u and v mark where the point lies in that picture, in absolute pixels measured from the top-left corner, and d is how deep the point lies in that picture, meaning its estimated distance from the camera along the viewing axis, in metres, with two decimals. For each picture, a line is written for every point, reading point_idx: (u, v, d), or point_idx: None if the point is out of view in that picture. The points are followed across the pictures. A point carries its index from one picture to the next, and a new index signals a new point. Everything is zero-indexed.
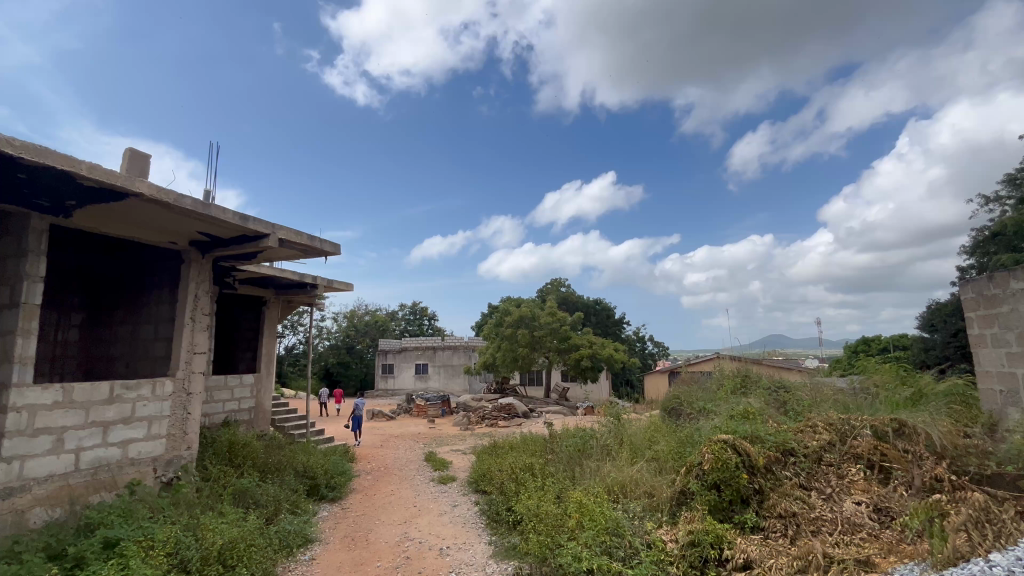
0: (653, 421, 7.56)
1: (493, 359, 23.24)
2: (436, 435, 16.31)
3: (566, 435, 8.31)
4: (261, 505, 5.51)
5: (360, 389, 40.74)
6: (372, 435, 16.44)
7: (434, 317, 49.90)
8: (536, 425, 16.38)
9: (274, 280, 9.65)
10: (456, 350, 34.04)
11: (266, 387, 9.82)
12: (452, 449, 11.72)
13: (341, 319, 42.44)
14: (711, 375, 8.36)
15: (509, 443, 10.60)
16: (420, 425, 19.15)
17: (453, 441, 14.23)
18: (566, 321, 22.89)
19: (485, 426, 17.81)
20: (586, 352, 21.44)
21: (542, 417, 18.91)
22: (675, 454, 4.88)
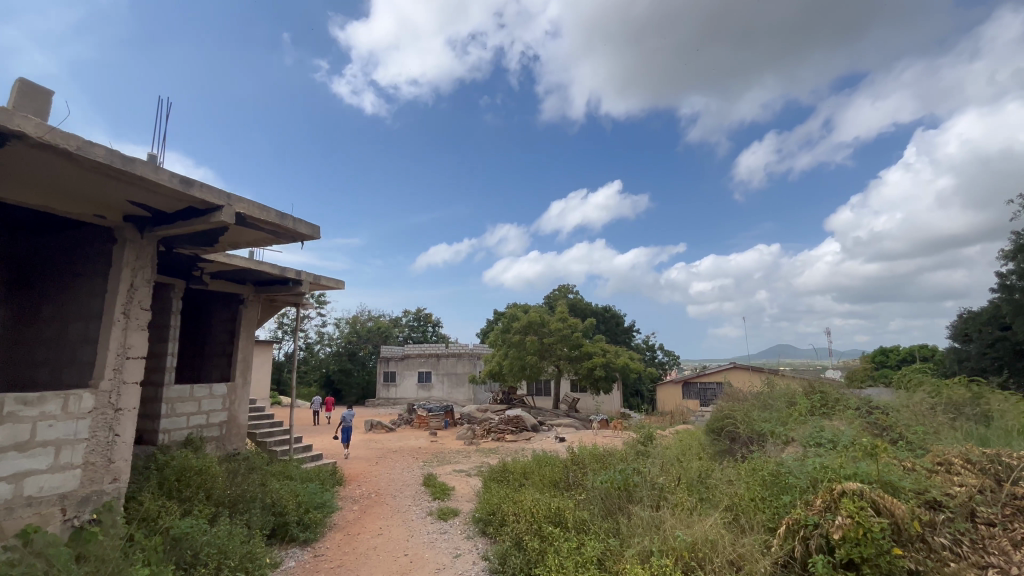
0: (700, 447, 6.20)
1: (500, 368, 21.90)
2: (438, 450, 14.98)
3: (591, 461, 6.93)
4: (201, 559, 4.18)
5: (361, 398, 39.44)
6: (368, 450, 15.10)
7: (438, 324, 48.62)
8: (547, 442, 14.94)
9: (252, 274, 8.39)
10: (461, 357, 32.69)
11: (242, 398, 8.52)
12: (454, 470, 10.34)
13: (343, 325, 41.27)
14: (765, 389, 6.98)
15: (520, 464, 9.22)
16: (421, 438, 17.79)
17: (457, 458, 12.84)
18: (578, 328, 21.51)
19: (491, 441, 16.44)
20: (599, 360, 20.03)
21: (552, 431, 17.49)
22: (762, 503, 3.49)
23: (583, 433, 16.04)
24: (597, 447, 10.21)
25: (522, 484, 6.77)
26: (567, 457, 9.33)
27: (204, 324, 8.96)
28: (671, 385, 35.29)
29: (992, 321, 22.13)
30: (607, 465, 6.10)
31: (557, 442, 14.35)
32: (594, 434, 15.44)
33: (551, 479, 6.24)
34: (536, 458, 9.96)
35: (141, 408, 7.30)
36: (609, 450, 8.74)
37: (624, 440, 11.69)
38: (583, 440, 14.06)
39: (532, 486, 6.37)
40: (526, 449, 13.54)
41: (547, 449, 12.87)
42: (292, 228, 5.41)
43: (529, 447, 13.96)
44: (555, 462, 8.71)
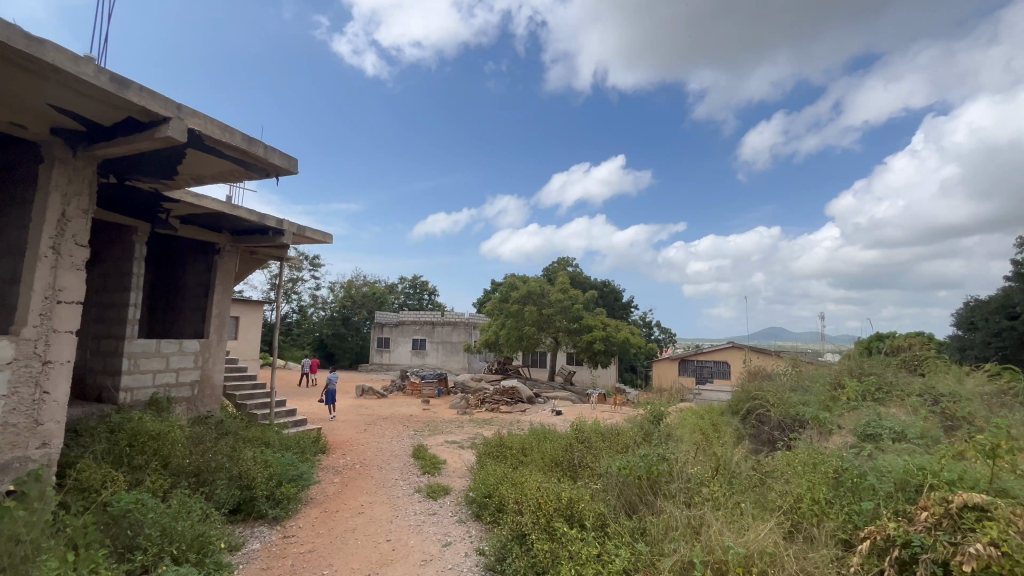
0: (721, 430, 5.57)
1: (496, 337, 21.31)
2: (430, 419, 14.48)
3: (599, 440, 6.29)
4: (141, 542, 3.50)
5: (354, 362, 39.10)
6: (358, 416, 14.56)
7: (434, 292, 47.90)
8: (543, 414, 14.41)
9: (228, 221, 7.50)
10: (456, 326, 32.09)
11: (217, 356, 7.79)
12: (446, 441, 9.77)
13: (337, 289, 40.51)
14: (794, 370, 6.27)
15: (516, 439, 8.61)
16: (412, 406, 17.29)
17: (449, 428, 12.29)
18: (579, 300, 20.79)
19: (485, 411, 15.93)
20: (599, 334, 19.38)
21: (548, 404, 16.99)
22: (838, 510, 2.87)
23: (580, 407, 15.52)
24: (600, 423, 9.59)
25: (521, 463, 6.16)
26: (568, 434, 8.72)
27: (177, 275, 8.15)
28: (667, 361, 34.93)
29: (1001, 310, 21.51)
30: (619, 448, 5.45)
31: (553, 416, 13.79)
32: (592, 409, 14.91)
33: (555, 461, 5.61)
34: (533, 432, 9.37)
35: (100, 363, 6.56)
36: (613, 429, 8.13)
37: (627, 417, 11.11)
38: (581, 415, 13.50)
39: (534, 467, 5.75)
40: (521, 422, 13.00)
41: (543, 422, 12.32)
42: (263, 157, 4.53)
43: (525, 420, 13.42)
44: (554, 437, 8.10)
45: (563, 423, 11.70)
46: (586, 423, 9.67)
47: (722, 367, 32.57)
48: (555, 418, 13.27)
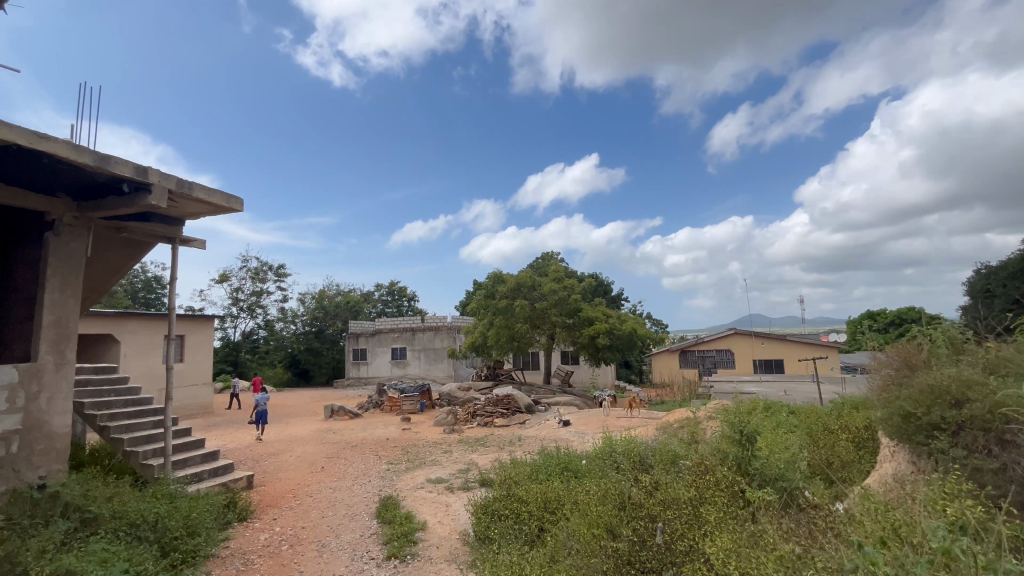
0: (927, 490, 3.09)
1: (484, 340, 18.73)
2: (410, 442, 11.78)
3: (690, 492, 3.78)
4: None
5: (331, 378, 35.99)
6: (320, 446, 11.72)
7: (414, 298, 44.90)
8: (548, 429, 11.77)
9: (54, 170, 4.71)
10: (438, 331, 29.29)
11: (61, 388, 5.01)
12: (429, 482, 7.07)
13: (307, 300, 37.30)
14: (988, 356, 3.85)
15: (529, 479, 5.96)
16: (390, 427, 14.49)
17: (434, 457, 9.56)
18: (575, 289, 18.22)
19: (477, 428, 13.25)
20: (603, 326, 16.80)
21: (551, 412, 14.37)
22: None
23: (591, 416, 12.96)
24: (640, 449, 7.02)
25: (562, 552, 3.60)
26: (603, 470, 6.13)
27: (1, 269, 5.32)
28: (667, 354, 32.68)
29: None
30: (765, 536, 2.95)
31: (562, 431, 11.18)
32: (607, 418, 12.37)
33: (640, 562, 3.08)
34: (551, 463, 6.71)
35: None
36: (674, 462, 5.56)
37: (665, 431, 8.55)
38: (597, 429, 10.93)
39: (597, 566, 3.22)
40: (524, 441, 10.39)
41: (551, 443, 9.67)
42: None
43: (528, 438, 10.79)
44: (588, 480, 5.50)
45: (581, 443, 9.08)
46: (619, 449, 7.13)
47: (726, 356, 30.47)
48: (566, 434, 10.65)
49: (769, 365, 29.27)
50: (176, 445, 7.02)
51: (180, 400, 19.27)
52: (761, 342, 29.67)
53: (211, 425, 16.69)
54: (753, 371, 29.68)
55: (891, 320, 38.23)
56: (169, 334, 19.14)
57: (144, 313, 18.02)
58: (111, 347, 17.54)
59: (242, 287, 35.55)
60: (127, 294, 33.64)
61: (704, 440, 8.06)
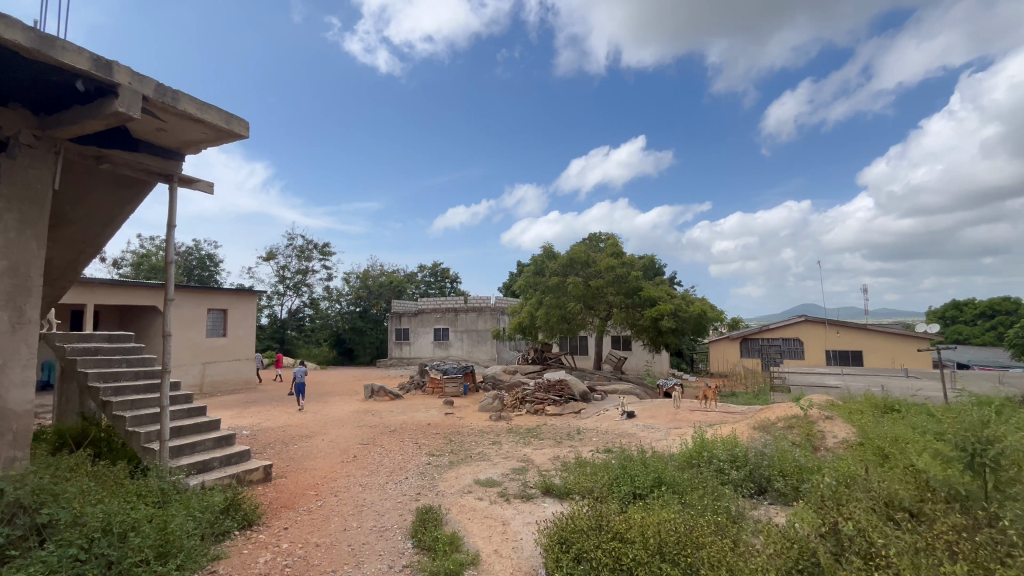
0: None
1: (532, 320, 17.28)
2: (453, 429, 10.59)
3: None
4: None
5: (374, 357, 35.78)
6: (356, 429, 10.68)
7: (457, 279, 44.03)
8: (611, 422, 10.18)
9: None
10: (482, 312, 28.17)
11: (20, 354, 3.94)
12: (477, 485, 5.67)
13: (352, 279, 37.11)
14: None
15: (613, 500, 4.43)
16: (432, 410, 13.39)
17: (481, 450, 8.21)
18: (636, 266, 16.33)
19: (527, 416, 11.86)
20: (667, 307, 14.89)
21: (609, 401, 12.82)
22: None
23: (659, 409, 11.24)
24: (754, 460, 5.32)
25: None
26: (711, 492, 4.51)
27: None
28: (727, 342, 30.13)
29: None
30: None
31: (628, 426, 9.56)
32: (679, 412, 10.62)
33: None
34: (636, 472, 5.16)
35: None
36: (825, 489, 3.89)
37: (773, 432, 6.77)
38: (671, 426, 9.26)
39: None
40: (584, 436, 8.85)
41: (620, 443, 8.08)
42: None
43: (589, 432, 9.26)
44: (700, 509, 3.92)
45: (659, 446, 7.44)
46: (723, 458, 5.46)
47: (794, 346, 27.64)
48: (635, 431, 9.03)
49: (844, 357, 26.34)
50: (185, 426, 5.99)
51: (224, 374, 19.07)
52: (836, 332, 26.68)
53: (251, 401, 16.23)
54: (826, 363, 26.77)
55: (983, 309, 33.84)
56: (212, 308, 18.86)
57: (188, 286, 17.74)
58: (156, 319, 17.38)
59: (288, 265, 35.74)
60: (182, 270, 34.56)
61: (828, 447, 6.23)
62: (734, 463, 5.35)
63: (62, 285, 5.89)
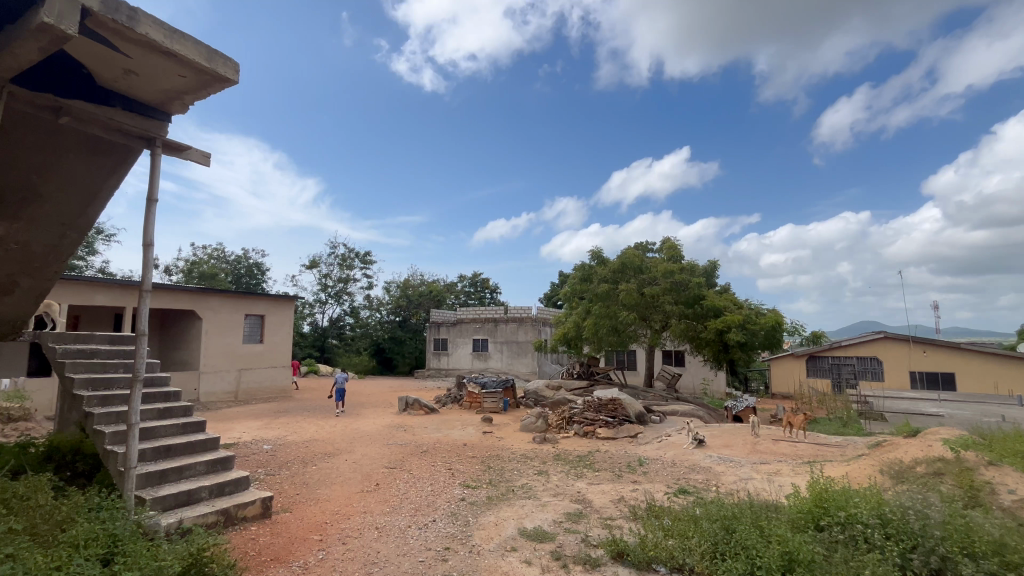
0: None
1: (579, 331, 15.84)
2: (492, 452, 9.30)
3: None
4: None
5: (413, 368, 35.12)
6: (384, 448, 9.58)
7: (497, 290, 43.04)
8: (677, 453, 8.59)
9: None
10: (522, 323, 26.93)
11: None
12: (523, 540, 4.34)
13: (392, 288, 36.82)
14: None
15: None
16: (469, 427, 12.16)
17: (525, 483, 6.86)
18: (696, 272, 14.64)
19: (575, 439, 10.42)
20: (735, 318, 13.11)
21: (669, 425, 11.19)
22: None
23: (733, 438, 9.53)
24: (928, 532, 3.70)
25: None
26: None
27: None
28: (791, 360, 27.41)
29: None
30: None
31: (701, 460, 7.94)
32: (760, 442, 8.88)
33: None
34: (748, 535, 3.69)
35: None
36: None
37: (917, 480, 5.06)
38: (756, 461, 7.58)
39: None
40: (649, 471, 7.33)
41: (697, 484, 6.52)
42: None
43: (654, 465, 7.73)
44: None
45: (752, 493, 5.85)
46: (872, 526, 3.90)
47: (871, 366, 24.69)
48: (711, 467, 7.42)
49: (932, 380, 23.24)
50: (173, 445, 5.03)
51: (260, 382, 18.63)
52: (922, 351, 23.62)
53: (283, 411, 15.58)
54: (911, 386, 23.68)
55: None
56: (250, 313, 18.53)
57: (225, 290, 17.46)
58: (194, 324, 17.14)
59: (330, 273, 35.86)
60: (231, 278, 35.35)
61: (1007, 506, 4.51)
62: (896, 537, 3.78)
63: (48, 277, 5.10)
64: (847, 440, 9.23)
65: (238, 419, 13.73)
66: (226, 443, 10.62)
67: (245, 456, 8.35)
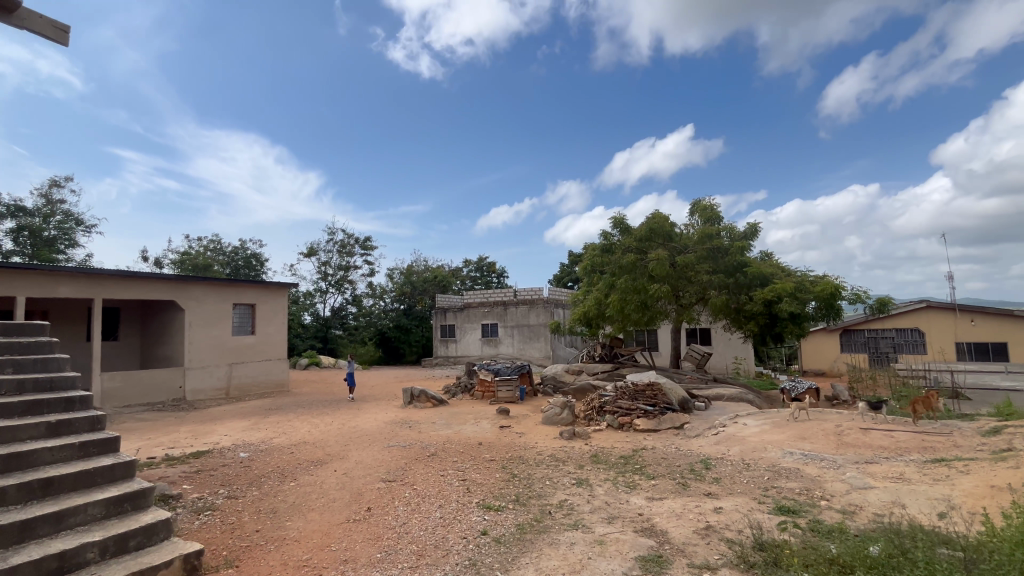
0: None
1: (602, 309, 14.13)
2: (514, 454, 7.69)
3: None
4: None
5: (420, 356, 33.70)
6: (384, 452, 7.98)
7: (504, 274, 41.33)
8: (744, 449, 6.92)
9: None
10: (534, 305, 25.31)
11: None
12: None
13: (395, 275, 35.18)
14: None
15: None
16: (483, 422, 10.55)
17: (564, 500, 5.22)
18: (735, 236, 12.79)
19: (611, 434, 8.79)
20: (785, 286, 11.35)
21: (719, 413, 9.55)
22: None
23: (805, 427, 7.87)
24: None
25: None
26: None
27: None
28: (823, 335, 25.53)
29: None
30: None
31: (780, 459, 6.28)
32: (843, 431, 7.22)
33: None
34: None
35: None
36: None
37: None
38: (856, 460, 5.90)
39: None
40: (721, 477, 5.69)
41: (796, 497, 4.87)
42: None
43: (724, 469, 6.06)
44: None
45: (889, 515, 4.18)
46: None
47: (912, 338, 22.78)
48: (799, 470, 5.76)
49: (983, 351, 21.34)
50: (54, 477, 3.37)
51: (253, 377, 17.12)
52: (970, 320, 21.68)
53: (277, 408, 14.08)
54: (958, 359, 21.82)
55: None
56: (239, 303, 16.95)
57: (209, 278, 15.82)
58: (176, 316, 15.60)
59: (330, 261, 34.26)
60: (228, 270, 33.84)
61: None
62: None
63: None
64: (949, 427, 7.52)
65: (224, 419, 12.22)
66: (200, 448, 9.06)
67: (213, 470, 6.78)
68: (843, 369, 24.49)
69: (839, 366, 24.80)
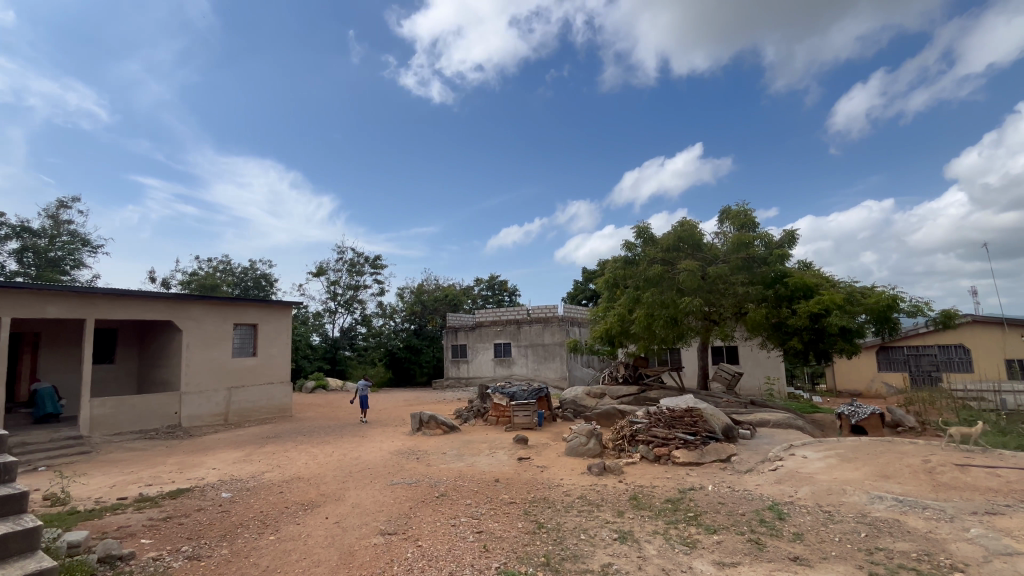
0: None
1: (625, 326, 13.02)
2: (538, 494, 6.57)
3: None
4: None
5: (431, 377, 32.65)
6: (387, 491, 6.90)
7: (516, 292, 40.37)
8: (817, 492, 5.74)
9: None
10: (548, 324, 24.27)
11: None
12: None
13: (405, 294, 34.38)
14: None
15: None
16: (499, 452, 9.42)
17: (609, 566, 4.10)
18: (773, 245, 11.70)
19: (648, 469, 7.62)
20: (834, 298, 10.20)
21: (769, 444, 8.35)
22: None
23: (881, 462, 6.65)
24: None
25: None
26: None
27: None
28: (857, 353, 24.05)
29: None
30: None
31: (869, 507, 5.10)
32: (935, 468, 6.00)
33: None
34: None
35: None
36: None
37: None
38: (972, 511, 4.71)
39: None
40: (803, 532, 4.53)
41: (917, 568, 3.72)
42: None
43: (801, 519, 4.90)
44: None
45: None
46: None
47: (957, 355, 21.17)
48: (902, 525, 4.58)
49: None
50: None
51: (254, 401, 16.19)
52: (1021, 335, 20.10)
53: (275, 435, 13.07)
54: (1011, 377, 20.18)
55: None
56: (240, 323, 16.13)
57: (209, 297, 15.06)
58: (174, 337, 14.81)
59: (339, 280, 33.63)
60: (237, 290, 33.34)
61: None
62: None
63: None
64: None
65: (217, 449, 11.23)
66: (183, 484, 8.06)
67: (184, 518, 5.75)
68: (883, 390, 23.00)
69: (878, 387, 23.26)
